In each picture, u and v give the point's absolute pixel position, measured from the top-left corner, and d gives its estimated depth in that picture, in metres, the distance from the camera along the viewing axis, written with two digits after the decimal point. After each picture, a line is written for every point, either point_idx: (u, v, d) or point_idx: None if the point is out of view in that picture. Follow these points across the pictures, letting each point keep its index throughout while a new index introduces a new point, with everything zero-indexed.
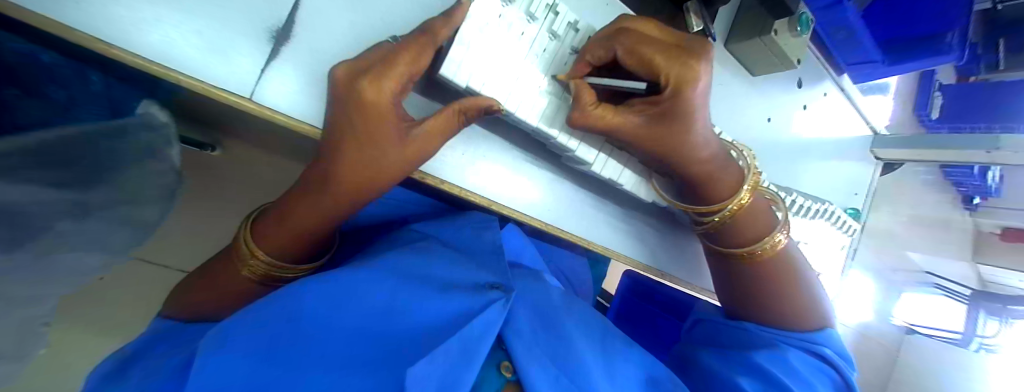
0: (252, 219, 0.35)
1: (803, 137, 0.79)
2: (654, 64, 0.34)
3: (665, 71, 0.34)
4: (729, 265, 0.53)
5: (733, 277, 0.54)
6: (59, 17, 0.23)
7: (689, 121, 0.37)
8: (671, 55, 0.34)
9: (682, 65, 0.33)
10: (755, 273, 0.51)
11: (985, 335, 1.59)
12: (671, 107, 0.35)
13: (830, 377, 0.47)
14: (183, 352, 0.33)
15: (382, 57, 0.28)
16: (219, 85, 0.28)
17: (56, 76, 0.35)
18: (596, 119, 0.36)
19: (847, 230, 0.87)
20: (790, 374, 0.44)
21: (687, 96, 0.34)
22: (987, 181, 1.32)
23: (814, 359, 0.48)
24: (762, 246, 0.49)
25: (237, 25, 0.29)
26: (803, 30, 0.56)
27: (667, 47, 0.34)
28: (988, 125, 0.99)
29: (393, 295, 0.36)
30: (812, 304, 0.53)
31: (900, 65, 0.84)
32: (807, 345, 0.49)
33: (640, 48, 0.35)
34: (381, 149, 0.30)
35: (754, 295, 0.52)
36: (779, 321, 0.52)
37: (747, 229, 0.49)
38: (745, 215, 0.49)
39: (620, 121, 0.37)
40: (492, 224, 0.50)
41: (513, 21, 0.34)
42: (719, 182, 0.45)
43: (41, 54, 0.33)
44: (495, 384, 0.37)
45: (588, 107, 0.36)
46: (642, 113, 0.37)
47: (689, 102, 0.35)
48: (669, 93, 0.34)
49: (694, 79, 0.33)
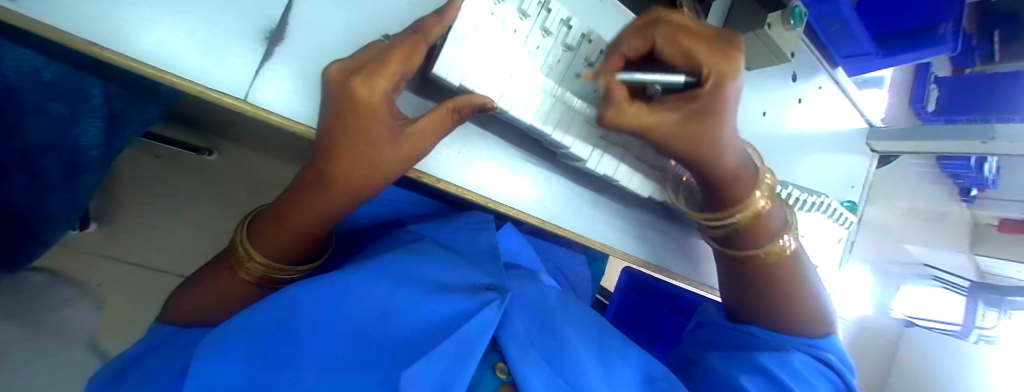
0: (250, 220, 0.35)
1: (800, 131, 0.80)
2: (697, 56, 0.34)
3: (709, 64, 0.34)
4: (738, 270, 0.52)
5: (751, 281, 0.51)
6: (58, 24, 0.24)
7: (722, 118, 0.36)
8: (712, 49, 0.34)
9: (723, 57, 0.34)
10: (772, 275, 0.50)
11: (985, 327, 1.61)
12: (709, 102, 0.35)
13: (833, 383, 0.47)
14: (181, 356, 0.33)
15: (374, 57, 0.28)
16: (217, 88, 0.28)
17: (59, 91, 0.36)
18: (631, 116, 0.35)
19: (844, 223, 0.87)
20: (796, 379, 0.45)
21: (727, 89, 0.34)
22: (984, 172, 1.34)
23: (820, 365, 0.48)
24: (770, 248, 0.49)
25: (229, 26, 0.29)
26: (796, 23, 0.54)
27: (709, 39, 0.34)
28: (983, 116, 1.00)
29: (388, 298, 0.36)
30: (818, 308, 0.53)
31: (893, 57, 0.83)
32: (814, 351, 0.49)
33: (683, 39, 0.34)
34: (374, 147, 0.30)
35: (771, 299, 0.51)
36: (786, 325, 0.51)
37: (761, 233, 0.48)
38: (766, 216, 0.47)
39: (656, 117, 0.36)
40: (488, 225, 0.51)
41: (506, 18, 0.34)
42: (737, 182, 0.44)
43: (43, 71, 0.34)
44: (490, 385, 0.37)
45: (622, 104, 0.35)
46: (677, 110, 0.36)
47: (728, 96, 0.35)
48: (711, 86, 0.34)
49: (736, 70, 0.34)
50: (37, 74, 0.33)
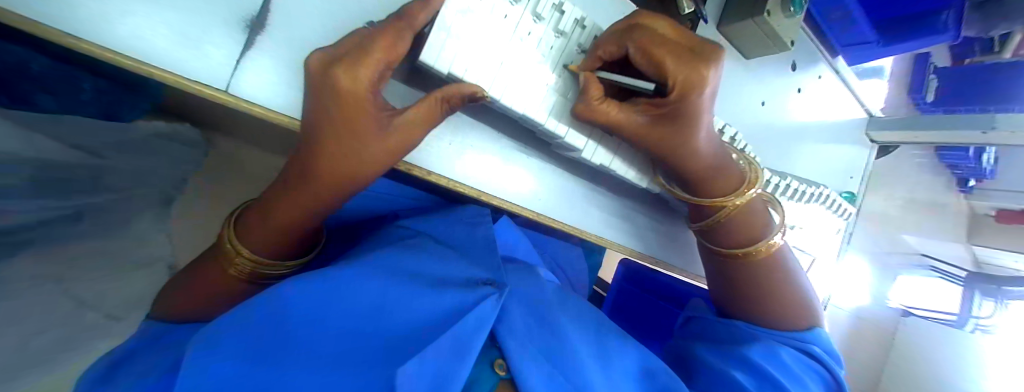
0: (233, 216, 0.34)
1: (799, 120, 0.79)
2: (663, 67, 0.35)
3: (674, 73, 0.34)
4: (724, 266, 0.52)
5: (727, 277, 0.53)
6: (27, 14, 0.22)
7: (692, 124, 0.37)
8: (681, 58, 0.34)
9: (691, 69, 0.34)
10: (756, 273, 0.51)
11: (980, 316, 1.59)
12: (675, 108, 0.36)
13: (821, 376, 0.47)
14: (169, 355, 0.32)
15: (357, 46, 0.27)
16: (193, 78, 0.27)
17: (47, 85, 0.35)
18: (601, 113, 0.36)
19: (844, 215, 0.87)
20: (785, 372, 0.45)
21: (691, 100, 0.35)
22: (981, 162, 1.34)
23: (805, 357, 0.48)
24: (757, 248, 0.49)
25: (208, 15, 0.28)
26: (795, 10, 0.55)
27: (679, 49, 0.35)
28: (983, 107, 0.99)
29: (384, 293, 0.35)
30: (805, 305, 0.53)
31: (894, 46, 0.82)
32: (800, 344, 0.48)
33: (651, 47, 0.35)
34: (359, 139, 0.29)
35: (752, 297, 0.51)
36: (771, 323, 0.51)
37: (745, 230, 0.49)
38: (744, 215, 0.48)
39: (624, 118, 0.37)
40: (484, 219, 0.49)
41: (496, 3, 0.33)
42: (718, 177, 0.45)
43: (32, 63, 0.32)
44: (488, 384, 0.36)
45: (594, 101, 0.36)
46: (647, 113, 0.38)
47: (695, 106, 0.36)
48: (675, 96, 0.35)
49: (700, 84, 0.34)
50: (24, 66, 0.32)
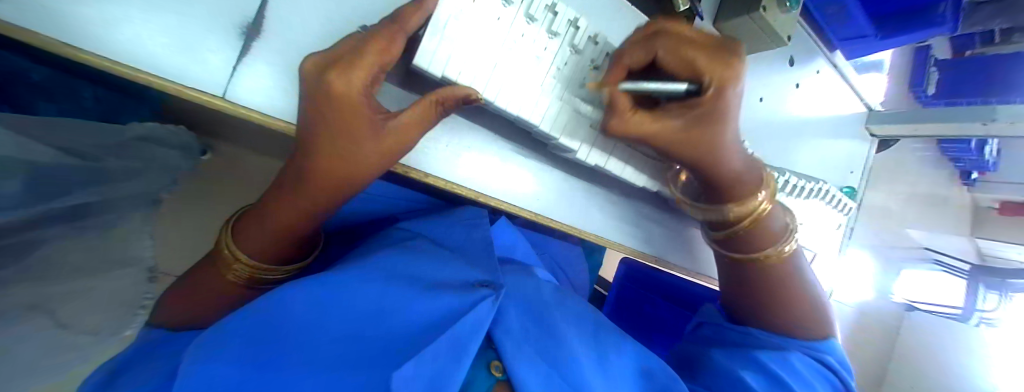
0: (231, 222, 0.34)
1: (798, 116, 0.79)
2: (697, 65, 0.35)
3: (710, 71, 0.35)
4: (740, 273, 0.52)
5: (746, 283, 0.52)
6: (22, 24, 0.22)
7: (722, 123, 0.38)
8: (713, 56, 0.35)
9: (725, 65, 0.35)
10: (773, 279, 0.50)
11: (985, 310, 1.63)
12: (711, 108, 0.36)
13: (833, 383, 0.47)
14: (170, 362, 0.32)
15: (351, 50, 0.27)
16: (195, 87, 0.28)
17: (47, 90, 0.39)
18: (637, 124, 0.37)
19: (844, 210, 0.86)
20: (793, 376, 0.44)
21: (727, 96, 0.35)
22: (983, 155, 1.34)
23: (819, 366, 0.47)
24: (774, 252, 0.49)
25: (203, 22, 0.28)
26: (791, 5, 0.55)
27: (709, 47, 0.35)
28: (985, 99, 0.99)
29: (381, 295, 0.35)
30: (821, 305, 0.53)
31: (892, 39, 0.82)
32: (815, 353, 0.48)
33: (682, 49, 0.35)
34: (355, 142, 0.29)
35: (768, 303, 0.51)
36: (794, 329, 0.51)
37: (764, 237, 0.49)
38: (764, 223, 0.48)
39: (659, 125, 0.37)
40: (483, 221, 0.50)
41: (488, 5, 0.33)
42: (743, 184, 0.44)
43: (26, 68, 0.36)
44: (484, 385, 0.36)
45: (626, 113, 0.36)
46: (682, 117, 0.37)
47: (728, 104, 0.36)
48: (712, 93, 0.35)
49: (735, 78, 0.35)
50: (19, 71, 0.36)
